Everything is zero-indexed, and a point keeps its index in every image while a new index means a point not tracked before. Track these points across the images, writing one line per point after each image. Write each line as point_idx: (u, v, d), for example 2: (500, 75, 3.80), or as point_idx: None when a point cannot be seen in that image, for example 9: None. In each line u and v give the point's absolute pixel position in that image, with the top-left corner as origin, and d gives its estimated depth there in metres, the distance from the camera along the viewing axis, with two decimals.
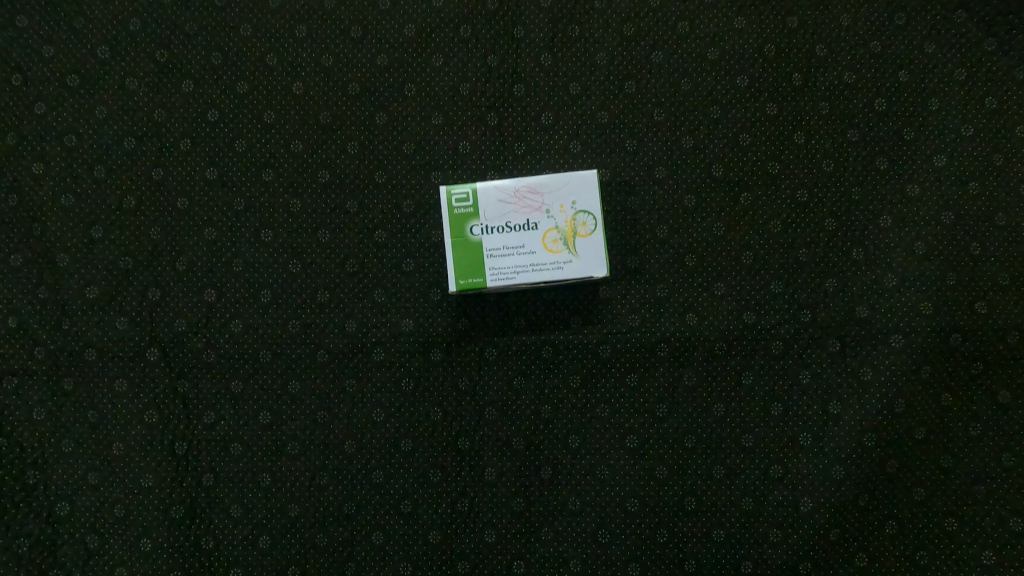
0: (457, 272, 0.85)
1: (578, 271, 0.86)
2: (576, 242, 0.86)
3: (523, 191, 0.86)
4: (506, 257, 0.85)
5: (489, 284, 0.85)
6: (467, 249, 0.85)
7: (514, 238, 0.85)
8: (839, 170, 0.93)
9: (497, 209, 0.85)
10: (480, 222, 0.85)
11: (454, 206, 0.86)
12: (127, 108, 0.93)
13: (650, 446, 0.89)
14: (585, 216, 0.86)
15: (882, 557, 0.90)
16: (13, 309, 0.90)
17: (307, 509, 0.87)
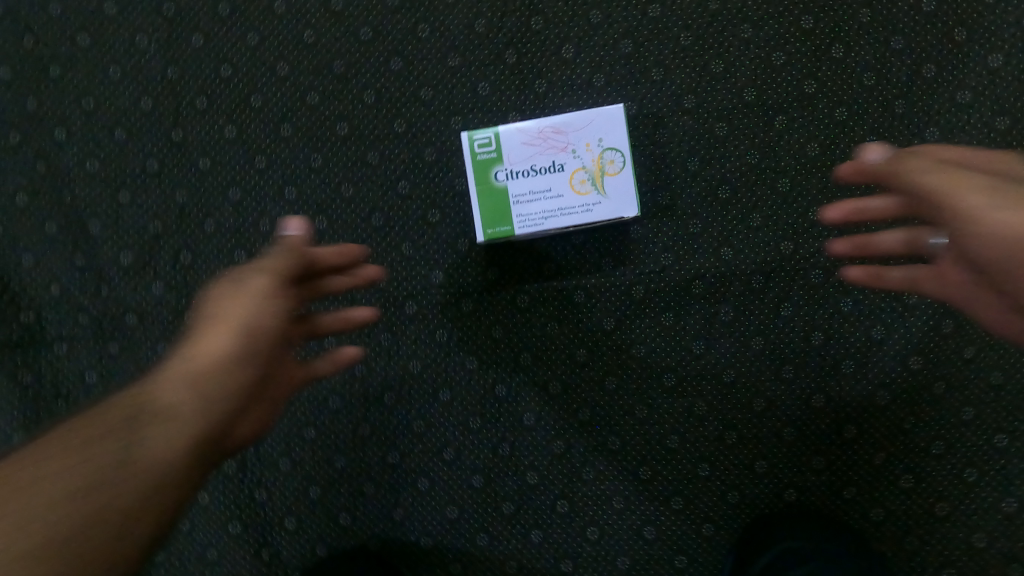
0: (484, 221, 0.83)
1: (608, 212, 0.83)
2: (605, 181, 0.83)
3: (547, 131, 0.82)
4: (534, 202, 0.82)
5: (517, 231, 0.83)
6: (492, 196, 0.83)
7: (540, 182, 0.82)
8: (881, 82, 0.88)
9: (521, 152, 0.82)
10: (504, 167, 0.82)
11: (477, 151, 0.82)
12: (141, 67, 0.92)
13: (687, 381, 0.89)
14: (613, 154, 0.82)
15: (928, 478, 0.89)
16: (54, 276, 0.92)
17: (353, 459, 0.90)
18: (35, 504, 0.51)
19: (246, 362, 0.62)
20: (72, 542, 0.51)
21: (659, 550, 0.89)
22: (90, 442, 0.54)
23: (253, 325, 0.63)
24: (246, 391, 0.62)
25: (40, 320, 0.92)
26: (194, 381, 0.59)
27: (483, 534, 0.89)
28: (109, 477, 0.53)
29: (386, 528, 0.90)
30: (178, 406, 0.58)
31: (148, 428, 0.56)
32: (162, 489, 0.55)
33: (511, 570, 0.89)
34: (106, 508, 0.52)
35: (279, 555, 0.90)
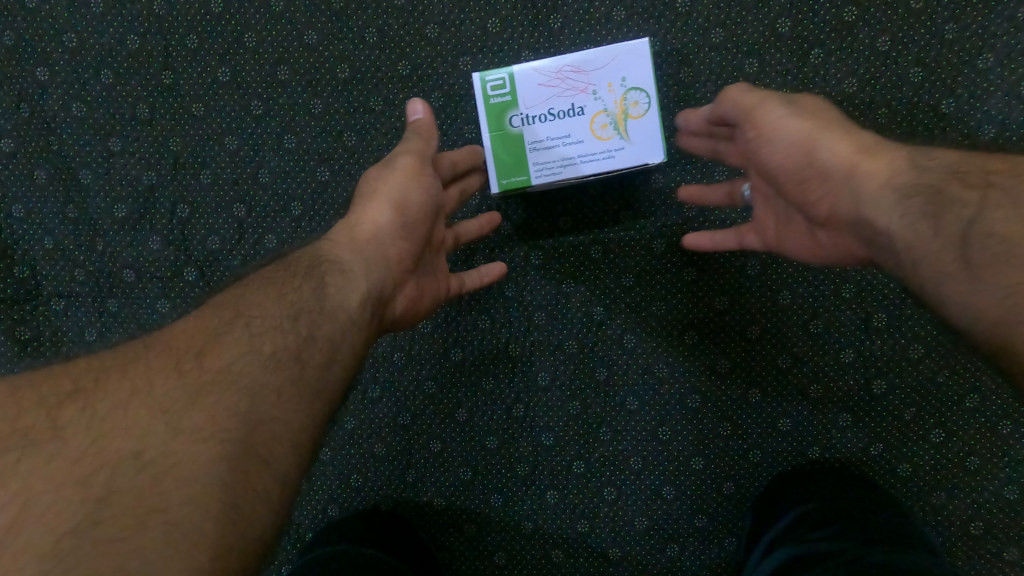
0: (499, 170, 0.76)
1: (632, 159, 0.75)
2: (629, 126, 0.75)
3: (565, 70, 0.74)
4: (551, 149, 0.75)
5: (534, 181, 0.76)
6: (506, 143, 0.76)
7: (559, 128, 0.75)
8: (929, 11, 0.80)
9: (537, 94, 0.75)
10: (520, 112, 0.75)
11: (490, 95, 0.75)
12: (125, 3, 0.86)
13: (710, 338, 0.85)
14: (637, 95, 0.74)
15: (961, 434, 0.85)
16: (47, 229, 0.88)
17: (363, 419, 0.87)
18: (248, 352, 0.53)
19: (407, 232, 0.67)
20: (272, 378, 0.52)
21: (678, 511, 0.86)
22: (283, 288, 0.58)
23: (407, 196, 0.68)
24: (410, 259, 0.67)
25: (35, 276, 0.88)
26: (358, 244, 0.64)
27: (498, 494, 0.86)
28: (311, 320, 0.56)
29: (398, 489, 0.87)
30: (354, 260, 0.62)
31: (334, 274, 0.60)
32: (358, 331, 0.59)
33: (526, 531, 0.86)
34: (302, 358, 0.54)
35: (291, 515, 0.88)
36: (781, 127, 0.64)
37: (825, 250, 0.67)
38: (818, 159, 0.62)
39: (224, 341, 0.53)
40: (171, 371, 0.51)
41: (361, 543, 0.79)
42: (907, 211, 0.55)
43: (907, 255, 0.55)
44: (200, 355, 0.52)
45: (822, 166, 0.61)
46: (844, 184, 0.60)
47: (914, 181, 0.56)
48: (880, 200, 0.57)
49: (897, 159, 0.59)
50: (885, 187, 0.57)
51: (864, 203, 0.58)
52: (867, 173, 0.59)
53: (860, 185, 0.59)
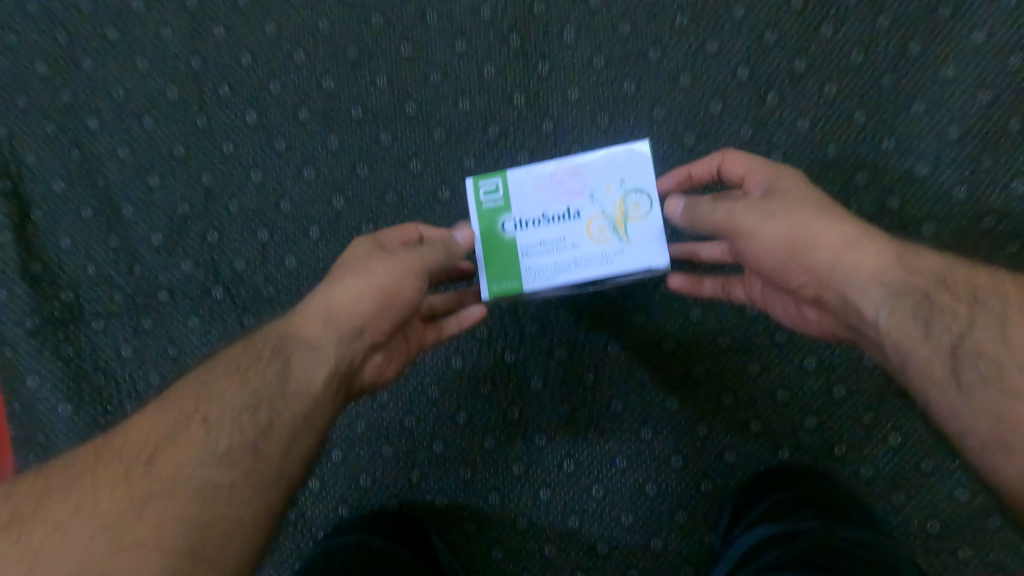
0: (490, 276, 0.74)
1: (635, 264, 0.72)
2: (630, 228, 0.73)
3: (561, 174, 0.74)
4: (545, 253, 0.73)
5: (528, 288, 0.74)
6: (498, 249, 0.75)
7: (554, 232, 0.73)
8: (869, 59, 0.92)
9: (530, 198, 0.75)
10: (512, 217, 0.75)
11: (482, 200, 0.75)
12: (167, 58, 0.99)
13: (686, 347, 0.94)
14: (638, 196, 0.73)
15: (915, 435, 0.93)
16: (89, 255, 0.98)
17: (372, 424, 0.95)
18: (200, 452, 0.59)
19: (383, 318, 0.69)
20: (222, 477, 0.58)
21: (660, 508, 0.93)
22: (248, 373, 0.64)
23: (391, 287, 0.70)
24: (382, 335, 0.70)
25: (78, 298, 0.97)
26: (330, 322, 0.67)
27: (495, 493, 0.94)
28: (269, 410, 0.62)
29: (403, 489, 0.95)
30: (321, 343, 0.66)
31: (299, 355, 0.65)
32: (322, 402, 0.65)
33: (519, 527, 0.94)
34: (256, 450, 0.60)
35: (305, 515, 0.96)
36: (763, 231, 0.70)
37: (811, 322, 0.78)
38: (804, 258, 0.69)
39: (179, 441, 0.59)
40: (118, 483, 0.57)
41: (367, 533, 0.86)
42: (894, 312, 0.62)
43: (890, 346, 0.62)
44: (150, 463, 0.58)
45: (811, 262, 0.68)
46: (831, 277, 0.67)
47: (900, 282, 0.63)
48: (868, 292, 0.64)
49: (886, 255, 0.65)
50: (871, 281, 0.64)
51: (853, 293, 0.65)
52: (853, 268, 0.66)
53: (848, 277, 0.66)
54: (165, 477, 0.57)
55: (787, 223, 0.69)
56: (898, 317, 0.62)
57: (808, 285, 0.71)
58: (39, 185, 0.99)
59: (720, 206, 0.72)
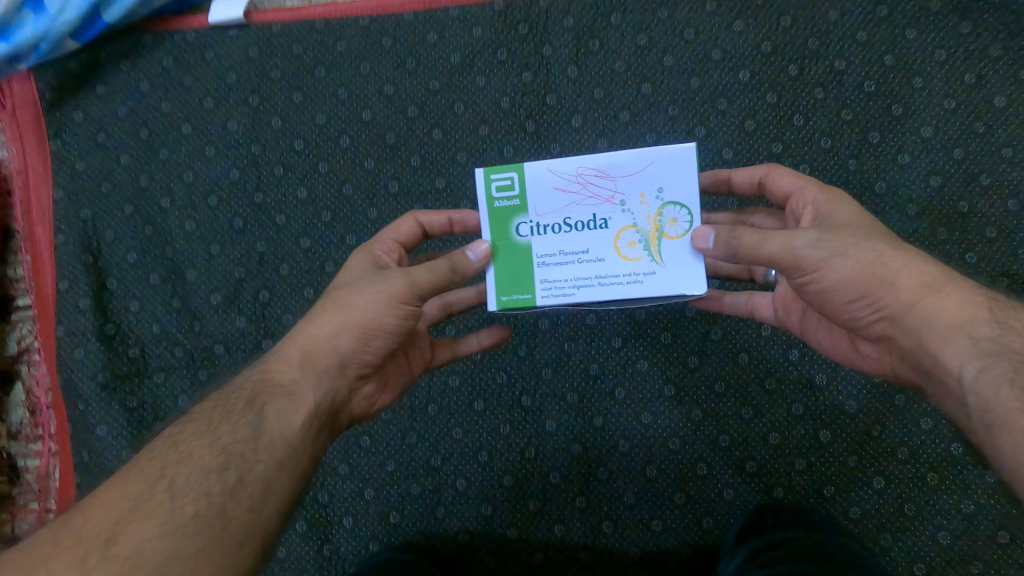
0: (500, 287, 0.78)
1: (664, 286, 0.75)
2: (661, 246, 0.75)
3: (589, 175, 0.76)
4: (565, 264, 0.77)
5: (538, 301, 0.78)
6: (514, 254, 0.78)
7: (579, 242, 0.77)
8: (837, 144, 1.06)
9: (555, 200, 0.76)
10: (528, 219, 0.78)
11: (496, 197, 0.78)
12: (232, 146, 1.15)
13: (686, 393, 1.05)
14: (675, 211, 0.75)
15: (897, 479, 1.02)
16: (155, 317, 1.13)
17: (401, 464, 1.07)
18: (164, 523, 0.60)
19: (363, 350, 0.77)
20: (190, 545, 0.60)
21: (662, 542, 1.03)
22: (223, 426, 0.69)
23: (369, 321, 0.76)
24: (366, 366, 0.78)
25: (143, 354, 1.12)
26: (308, 364, 0.75)
27: (513, 527, 1.05)
28: (239, 465, 0.66)
29: (428, 524, 1.06)
30: (298, 386, 0.73)
31: (276, 402, 0.71)
32: (296, 451, 0.70)
33: (536, 560, 1.04)
34: (224, 511, 0.62)
35: (338, 551, 1.07)
36: (831, 267, 0.71)
37: (868, 358, 0.81)
38: (876, 297, 0.71)
39: (144, 509, 0.61)
40: (78, 568, 0.57)
41: (400, 551, 1.02)
42: (983, 369, 0.63)
43: (975, 401, 0.64)
44: (110, 542, 0.59)
45: (885, 301, 0.70)
46: (907, 317, 0.70)
47: (988, 337, 0.65)
48: (951, 341, 0.67)
49: (973, 306, 0.68)
50: (957, 331, 0.66)
51: (930, 338, 0.68)
52: (935, 314, 0.68)
53: (929, 321, 0.68)
54: (126, 553, 0.58)
55: (855, 259, 0.71)
56: (990, 374, 0.63)
57: (876, 324, 0.73)
58: (116, 258, 1.15)
59: (776, 236, 0.71)
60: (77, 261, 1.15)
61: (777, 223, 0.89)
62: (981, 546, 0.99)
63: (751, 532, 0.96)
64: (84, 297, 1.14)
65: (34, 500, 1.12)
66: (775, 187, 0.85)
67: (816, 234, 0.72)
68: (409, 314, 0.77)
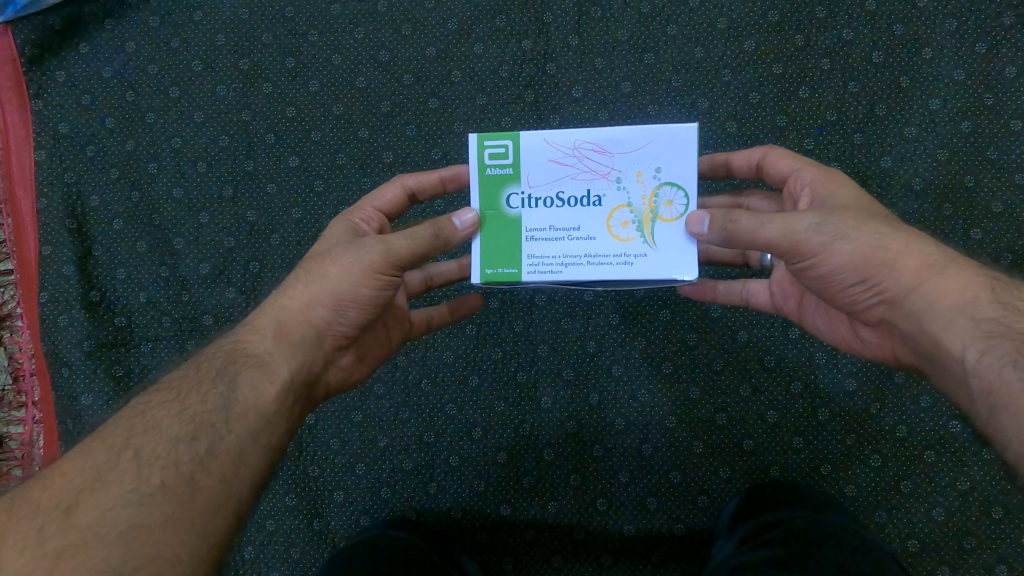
0: (484, 259, 0.74)
1: (656, 269, 0.72)
2: (656, 228, 0.72)
3: (585, 148, 0.72)
4: (557, 239, 0.73)
5: (524, 275, 0.74)
6: (501, 226, 0.74)
7: (571, 217, 0.73)
8: (842, 118, 1.03)
9: (548, 171, 0.73)
10: (520, 190, 0.74)
11: (488, 164, 0.74)
12: (222, 111, 1.12)
13: (683, 368, 1.04)
14: (671, 192, 0.72)
15: (894, 456, 1.01)
16: (143, 286, 1.11)
17: (393, 439, 1.06)
18: (131, 490, 0.59)
19: (337, 321, 0.75)
20: (153, 516, 0.58)
21: (658, 519, 1.02)
22: (193, 395, 0.67)
23: (342, 293, 0.73)
24: (343, 338, 0.76)
25: (130, 323, 1.10)
26: (281, 335, 0.73)
27: (507, 503, 1.04)
28: (210, 435, 0.64)
29: (421, 500, 1.05)
30: (272, 357, 0.71)
31: (248, 372, 0.69)
32: (269, 423, 0.68)
33: (529, 537, 1.03)
34: (194, 480, 0.61)
35: (329, 525, 1.05)
36: (830, 253, 0.69)
37: (869, 344, 0.79)
38: (876, 280, 0.69)
39: (108, 478, 0.60)
40: (34, 535, 0.56)
41: (393, 526, 1.00)
42: (986, 352, 0.62)
43: (977, 384, 0.62)
44: (72, 508, 0.57)
45: (886, 284, 0.68)
46: (908, 300, 0.68)
47: (991, 318, 0.64)
48: (952, 324, 0.65)
49: (973, 287, 0.66)
50: (957, 313, 0.65)
51: (931, 322, 0.66)
52: (935, 298, 0.66)
53: (930, 303, 0.66)
54: (88, 521, 0.57)
55: (856, 242, 0.68)
56: (993, 356, 0.62)
57: (875, 308, 0.71)
58: (102, 224, 1.12)
59: (775, 221, 0.69)
60: (61, 226, 1.12)
61: (773, 206, 0.87)
62: (973, 522, 0.99)
63: (747, 511, 0.95)
64: (68, 263, 1.11)
65: (16, 467, 1.09)
66: (773, 170, 0.83)
67: (816, 217, 0.69)
68: (383, 286, 0.74)
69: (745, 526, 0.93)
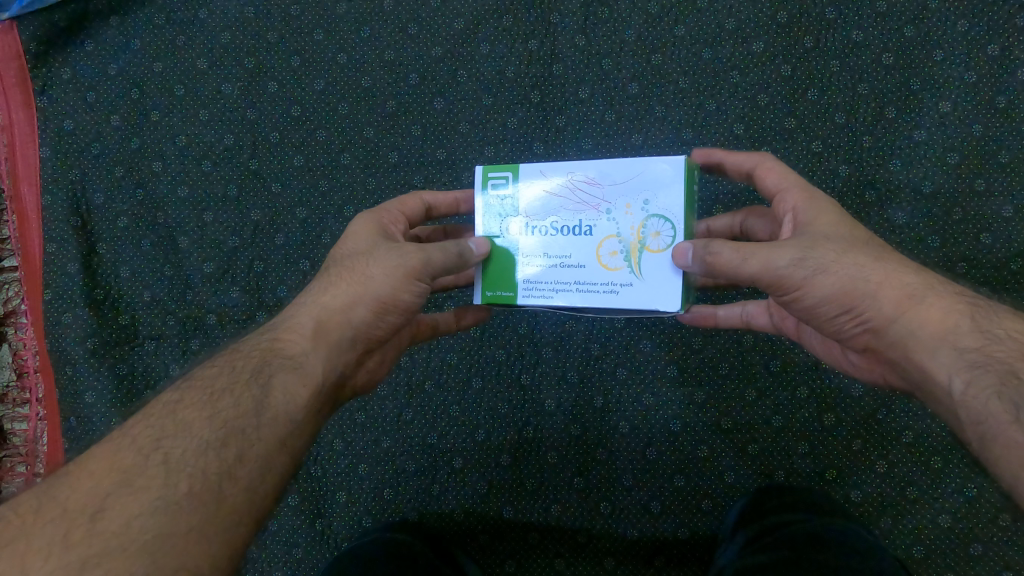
0: (484, 282, 0.76)
1: (638, 299, 0.71)
2: (642, 258, 0.71)
3: (579, 181, 0.73)
4: (548, 268, 0.74)
5: (517, 301, 0.75)
6: (500, 252, 0.76)
7: (565, 245, 0.73)
8: (850, 121, 1.03)
9: (545, 202, 0.74)
10: (521, 219, 0.75)
11: (492, 195, 0.76)
12: (227, 111, 1.12)
13: (689, 372, 1.03)
14: (658, 223, 0.70)
15: (900, 462, 1.00)
16: (148, 285, 1.11)
17: (396, 440, 1.06)
18: (158, 497, 0.57)
19: (374, 326, 0.74)
20: (179, 525, 0.56)
21: (663, 523, 1.01)
22: (225, 398, 0.65)
23: (384, 298, 0.73)
24: (375, 341, 0.75)
25: (134, 321, 1.10)
26: (319, 337, 0.71)
27: (510, 506, 1.04)
28: (240, 444, 0.62)
29: (423, 502, 1.05)
30: (306, 359, 0.70)
31: (283, 375, 0.68)
32: (297, 432, 0.67)
33: (532, 540, 1.03)
34: (220, 491, 0.59)
35: (331, 526, 1.05)
36: (814, 286, 0.67)
37: (858, 366, 0.79)
38: (860, 309, 0.67)
39: (135, 483, 0.58)
40: (59, 542, 0.54)
41: (394, 530, 0.99)
42: (971, 382, 0.61)
43: (967, 415, 0.61)
44: (98, 516, 0.55)
45: (869, 313, 0.67)
46: (891, 329, 0.67)
47: (974, 347, 0.63)
48: (936, 354, 0.64)
49: (954, 315, 0.65)
50: (943, 342, 0.64)
51: (916, 351, 0.66)
52: (919, 325, 0.66)
53: (914, 333, 0.66)
54: (116, 529, 0.55)
55: (837, 275, 0.67)
56: (977, 386, 0.60)
57: (861, 337, 0.70)
58: (107, 221, 1.12)
59: (757, 253, 0.67)
60: (66, 224, 1.12)
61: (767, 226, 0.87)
62: (978, 528, 0.97)
63: (753, 515, 0.94)
64: (72, 260, 1.11)
65: (20, 463, 1.09)
66: (762, 182, 0.79)
67: (799, 251, 0.67)
68: (421, 292, 0.74)
69: (753, 530, 0.92)
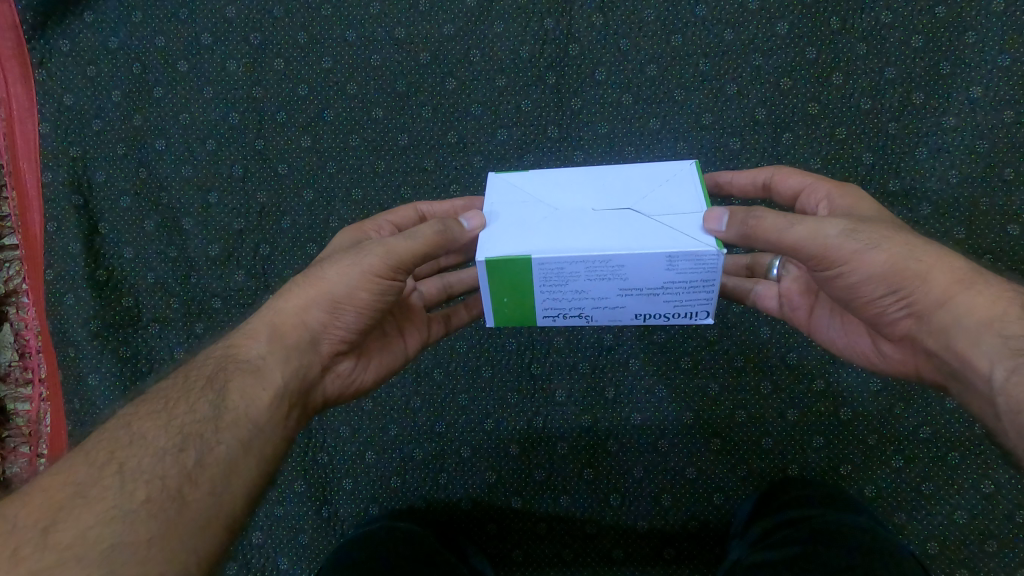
0: None
1: None
2: None
3: None
4: None
5: None
6: None
7: None
8: (876, 106, 0.99)
9: None
10: None
11: None
12: (231, 89, 1.09)
13: (702, 364, 1.02)
14: None
15: (918, 457, 0.97)
16: (151, 267, 1.08)
17: (405, 428, 1.05)
18: (114, 506, 0.54)
19: (334, 323, 0.71)
20: (141, 532, 0.53)
21: (672, 516, 1.00)
22: (181, 405, 0.63)
23: (339, 295, 0.70)
24: (341, 341, 0.73)
25: (137, 304, 1.08)
26: (276, 339, 0.69)
27: (518, 496, 1.02)
28: (199, 447, 0.60)
29: (431, 490, 1.04)
30: (265, 363, 0.68)
31: (241, 379, 0.66)
32: (264, 436, 0.65)
33: (540, 531, 1.01)
34: (182, 494, 0.56)
35: (337, 513, 1.04)
36: (861, 262, 0.64)
37: (889, 359, 0.74)
38: (905, 292, 0.64)
39: (90, 494, 0.54)
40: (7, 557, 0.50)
41: (397, 517, 0.98)
42: (1015, 370, 0.58)
43: (1006, 404, 0.58)
44: (48, 531, 0.52)
45: (914, 296, 0.64)
46: (936, 314, 0.64)
47: (1020, 335, 0.59)
48: (980, 342, 0.61)
49: (1004, 303, 0.62)
50: (984, 342, 0.61)
51: (958, 340, 0.63)
52: (960, 322, 0.63)
53: (957, 327, 0.63)
54: (72, 542, 0.51)
55: (888, 252, 0.64)
56: (1022, 375, 0.57)
57: (900, 324, 0.67)
58: (108, 200, 1.10)
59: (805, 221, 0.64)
60: (67, 202, 1.10)
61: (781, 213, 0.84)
62: (996, 525, 0.95)
63: (761, 513, 0.93)
64: (74, 240, 1.09)
65: (24, 444, 1.07)
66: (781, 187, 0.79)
67: (847, 223, 0.65)
68: (383, 290, 0.70)
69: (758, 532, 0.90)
